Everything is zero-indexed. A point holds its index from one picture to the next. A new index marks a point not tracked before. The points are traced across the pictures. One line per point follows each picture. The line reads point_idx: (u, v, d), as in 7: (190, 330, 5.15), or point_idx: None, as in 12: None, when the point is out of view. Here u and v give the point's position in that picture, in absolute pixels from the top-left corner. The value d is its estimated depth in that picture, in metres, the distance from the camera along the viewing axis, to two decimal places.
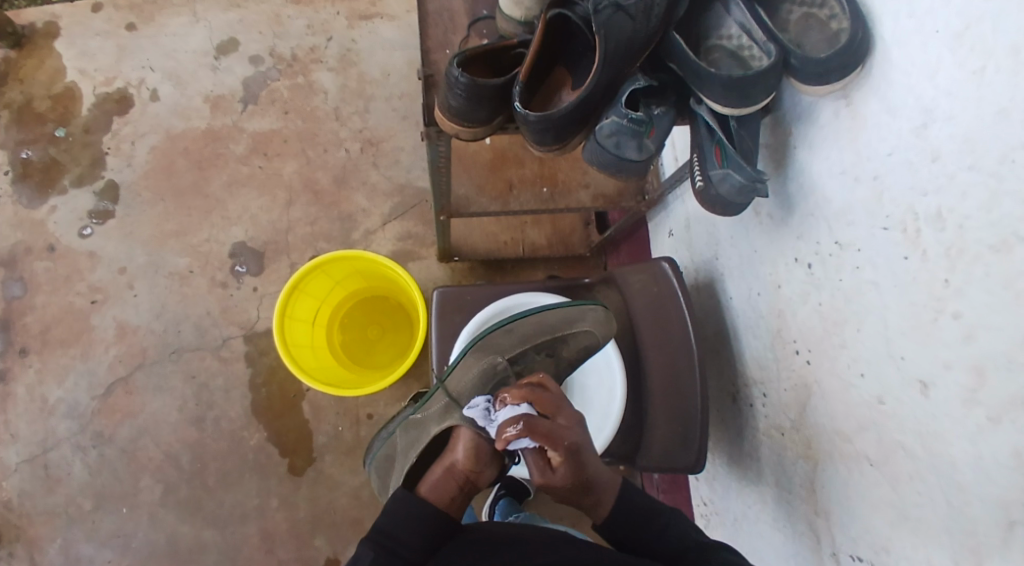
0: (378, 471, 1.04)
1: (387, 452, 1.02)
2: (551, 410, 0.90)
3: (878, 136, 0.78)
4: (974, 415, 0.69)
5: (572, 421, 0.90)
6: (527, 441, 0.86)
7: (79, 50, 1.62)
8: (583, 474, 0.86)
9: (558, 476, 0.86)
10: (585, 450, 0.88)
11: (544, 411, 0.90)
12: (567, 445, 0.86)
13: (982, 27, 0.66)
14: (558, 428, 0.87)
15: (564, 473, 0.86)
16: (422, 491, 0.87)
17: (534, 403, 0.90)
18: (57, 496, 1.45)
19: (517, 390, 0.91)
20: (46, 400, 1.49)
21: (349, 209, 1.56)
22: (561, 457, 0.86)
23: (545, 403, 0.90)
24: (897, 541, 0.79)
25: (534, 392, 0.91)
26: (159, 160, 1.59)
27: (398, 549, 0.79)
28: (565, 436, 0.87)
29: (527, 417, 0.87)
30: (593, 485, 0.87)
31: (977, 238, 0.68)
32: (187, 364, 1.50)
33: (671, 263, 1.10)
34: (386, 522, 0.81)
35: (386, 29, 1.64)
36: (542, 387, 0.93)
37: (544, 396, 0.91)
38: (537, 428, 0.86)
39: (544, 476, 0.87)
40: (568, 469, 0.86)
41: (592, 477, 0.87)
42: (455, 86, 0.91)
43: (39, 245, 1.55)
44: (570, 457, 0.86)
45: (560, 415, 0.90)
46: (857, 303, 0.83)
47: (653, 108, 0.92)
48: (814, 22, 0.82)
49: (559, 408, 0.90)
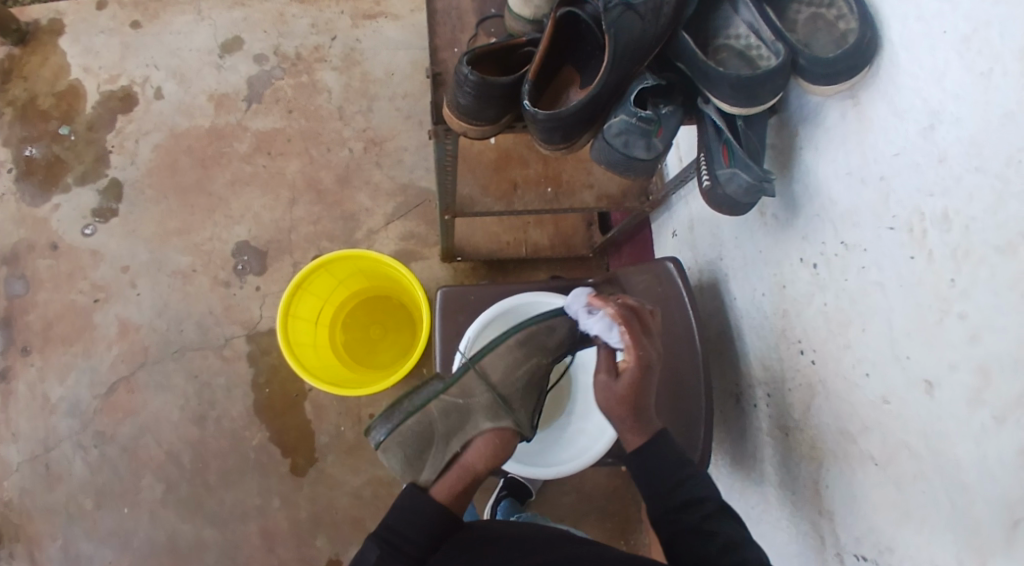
0: (398, 454, 0.90)
1: (414, 431, 0.90)
2: (648, 327, 0.92)
3: (884, 137, 0.78)
4: (979, 416, 0.69)
5: (657, 347, 0.92)
6: (615, 334, 0.90)
7: (84, 48, 1.62)
8: (638, 393, 0.88)
9: (619, 383, 0.88)
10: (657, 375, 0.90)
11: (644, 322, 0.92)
12: (647, 360, 0.89)
13: (990, 30, 0.67)
14: (647, 339, 0.90)
15: (626, 384, 0.88)
16: (436, 491, 0.85)
17: (640, 312, 0.92)
18: (57, 494, 1.45)
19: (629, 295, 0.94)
20: (48, 398, 1.49)
21: (351, 209, 1.56)
22: (632, 367, 0.88)
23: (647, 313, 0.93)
24: (900, 541, 0.79)
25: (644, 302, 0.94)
26: (162, 158, 1.59)
27: (404, 545, 0.80)
28: (649, 350, 0.90)
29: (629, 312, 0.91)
30: (641, 413, 0.88)
31: (983, 239, 0.68)
32: (189, 363, 1.50)
33: (676, 262, 1.11)
34: (393, 519, 0.82)
35: (390, 29, 1.64)
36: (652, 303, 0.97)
37: (648, 314, 0.93)
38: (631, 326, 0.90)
39: (605, 378, 0.89)
40: (631, 380, 0.88)
41: (644, 405, 0.88)
42: (464, 84, 0.91)
43: (42, 243, 1.55)
44: (639, 371, 0.88)
45: (653, 334, 0.92)
46: (862, 305, 0.83)
47: (660, 107, 0.92)
48: (822, 22, 0.82)
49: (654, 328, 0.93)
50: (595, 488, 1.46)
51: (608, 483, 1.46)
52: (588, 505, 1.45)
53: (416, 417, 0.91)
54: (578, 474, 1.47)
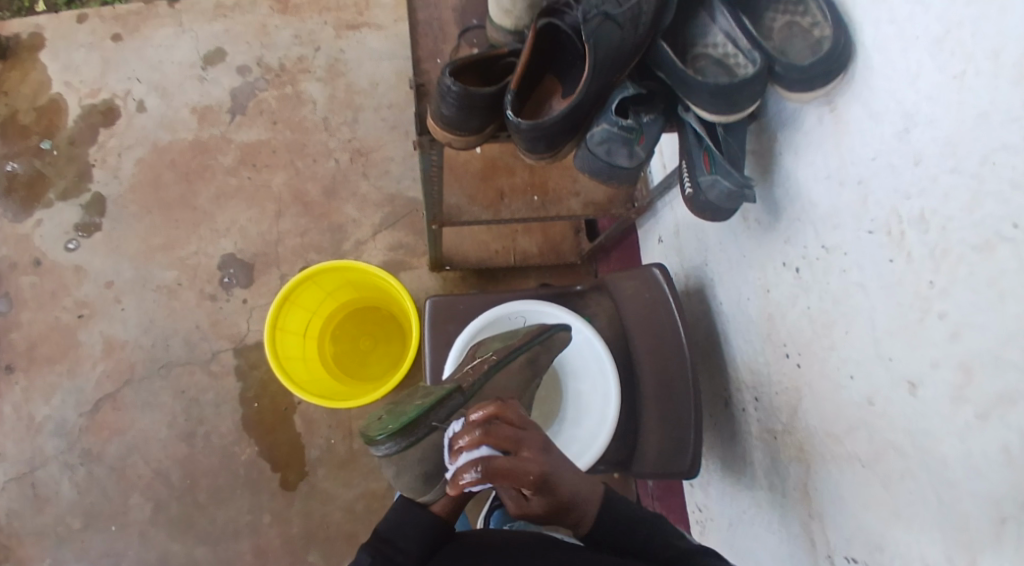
0: (416, 471, 0.86)
1: (437, 448, 0.87)
2: (513, 443, 0.78)
3: (861, 140, 0.78)
4: (963, 413, 0.69)
5: (540, 453, 0.78)
6: (489, 486, 0.76)
7: (65, 63, 1.61)
8: (557, 501, 0.79)
9: (535, 509, 0.78)
10: (558, 473, 0.79)
11: (506, 449, 0.77)
12: (536, 481, 0.77)
13: (961, 30, 0.67)
14: (523, 462, 0.77)
15: (539, 504, 0.80)
16: (437, 507, 0.83)
17: (496, 446, 0.77)
18: (45, 516, 1.43)
19: (469, 433, 0.78)
20: (33, 418, 1.47)
21: (339, 220, 1.55)
22: (533, 491, 0.78)
23: (504, 440, 0.77)
24: (891, 541, 0.79)
25: (492, 428, 0.78)
26: (145, 173, 1.57)
27: (396, 555, 0.78)
28: (532, 469, 0.77)
29: (484, 464, 0.76)
30: (570, 505, 0.81)
31: (961, 237, 0.68)
32: (176, 379, 1.48)
33: (661, 269, 1.11)
34: (387, 528, 0.80)
35: (374, 39, 1.63)
36: (500, 418, 0.79)
37: (506, 432, 0.78)
38: (499, 474, 0.76)
39: (518, 510, 0.79)
40: (543, 499, 0.79)
41: (569, 498, 0.80)
42: (447, 95, 0.91)
43: (24, 261, 1.53)
44: (540, 489, 0.78)
45: (524, 447, 0.78)
46: (845, 306, 0.83)
47: (642, 116, 0.92)
48: (797, 29, 0.82)
49: (522, 440, 0.78)
50: None
51: None
52: None
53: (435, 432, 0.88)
54: None
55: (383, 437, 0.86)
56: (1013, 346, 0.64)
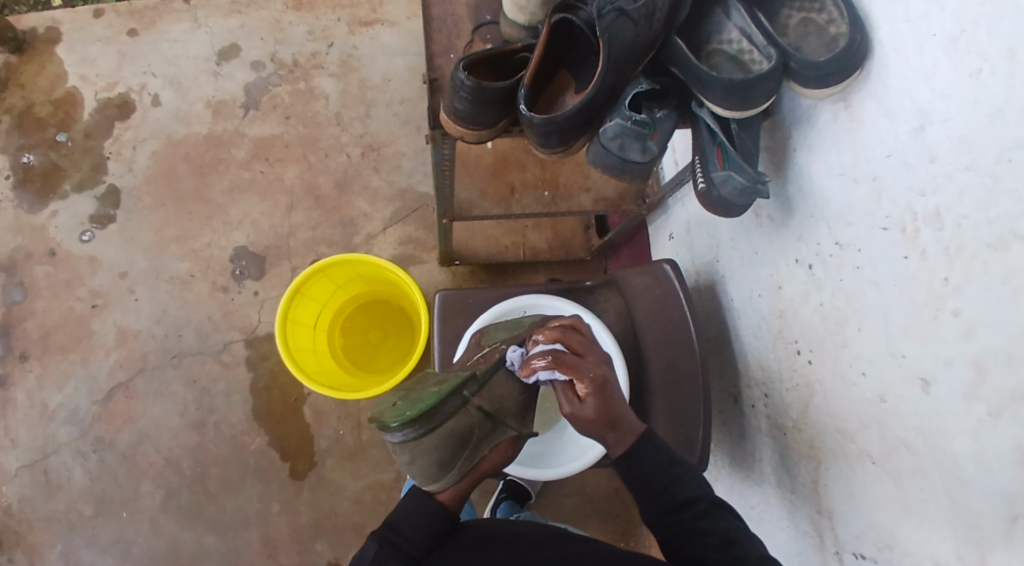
0: (431, 458, 0.83)
1: (451, 435, 0.85)
2: (585, 346, 0.86)
3: (876, 137, 0.79)
4: (975, 410, 0.70)
5: (604, 360, 0.86)
6: (554, 372, 0.85)
7: (81, 56, 1.62)
8: (607, 409, 0.84)
9: (586, 408, 0.83)
10: (615, 385, 0.85)
11: (576, 348, 0.86)
12: (596, 380, 0.84)
13: (978, 30, 0.68)
14: (587, 360, 0.85)
15: (591, 405, 0.83)
16: (443, 496, 0.84)
17: (567, 342, 0.86)
18: (57, 503, 1.44)
19: (550, 330, 0.88)
20: (46, 406, 1.48)
21: (350, 213, 1.57)
22: (590, 389, 0.83)
23: (575, 342, 0.86)
24: (901, 537, 0.80)
25: (568, 331, 0.88)
26: (159, 165, 1.59)
27: (404, 545, 0.79)
28: (593, 369, 0.84)
29: (556, 352, 0.85)
30: (619, 423, 0.84)
31: (975, 236, 0.69)
32: (188, 370, 1.50)
33: (672, 265, 1.12)
34: (397, 518, 0.81)
35: (387, 35, 1.65)
36: (576, 328, 0.89)
37: (579, 337, 0.87)
38: (564, 361, 0.84)
39: (572, 407, 0.84)
40: (596, 400, 0.83)
41: (620, 414, 0.84)
42: (462, 89, 0.92)
43: (39, 251, 1.55)
44: (597, 388, 0.84)
45: (592, 352, 0.86)
46: (858, 302, 0.84)
47: (655, 111, 0.94)
48: (812, 27, 0.84)
49: (591, 347, 0.86)
50: (596, 490, 1.46)
51: (608, 485, 1.47)
52: (589, 508, 1.45)
53: (449, 419, 0.86)
54: (578, 477, 1.47)
55: (398, 423, 0.83)
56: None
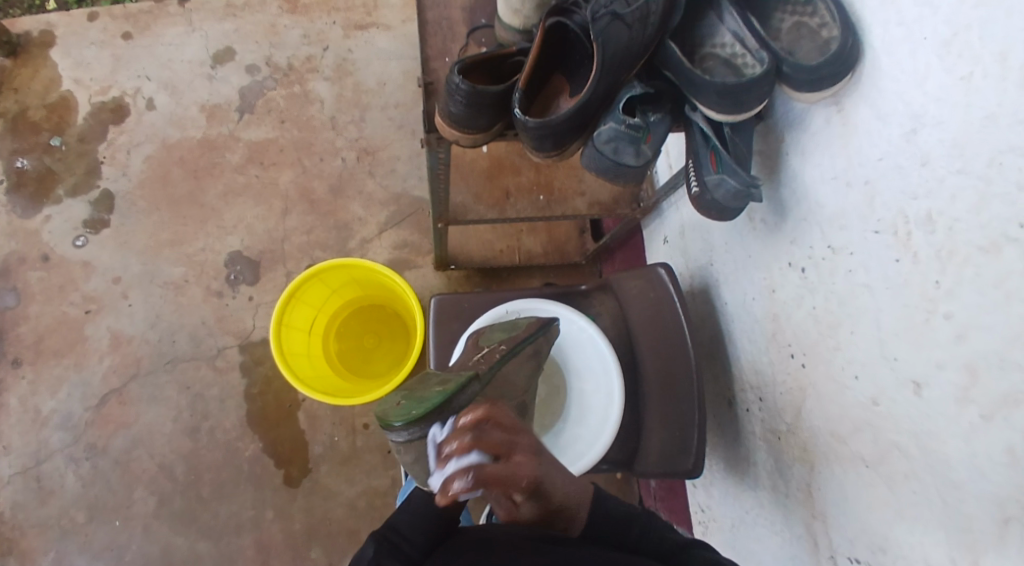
0: (431, 457, 0.87)
1: None
2: (508, 447, 0.77)
3: (869, 141, 0.79)
4: (968, 414, 0.70)
5: (532, 454, 0.78)
6: (480, 492, 0.75)
7: (75, 60, 1.62)
8: (546, 504, 0.80)
9: (524, 511, 0.79)
10: (548, 478, 0.79)
11: (498, 454, 0.76)
12: (528, 484, 0.77)
13: (970, 32, 0.67)
14: (515, 469, 0.76)
15: (528, 509, 0.79)
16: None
17: (486, 453, 0.75)
18: (49, 509, 1.44)
19: (461, 438, 0.76)
20: (39, 411, 1.47)
21: (345, 218, 1.56)
22: (524, 496, 0.78)
23: (496, 445, 0.76)
24: (894, 542, 0.79)
25: (482, 432, 0.77)
26: (154, 170, 1.58)
27: (402, 544, 0.81)
28: (523, 473, 0.77)
29: (477, 467, 0.75)
30: (557, 510, 0.81)
31: (967, 239, 0.69)
32: (182, 374, 1.49)
33: (667, 269, 1.12)
34: (397, 519, 0.83)
35: (382, 39, 1.65)
36: (490, 421, 0.78)
37: (498, 437, 0.77)
38: (490, 478, 0.75)
39: (507, 512, 0.79)
40: (532, 504, 0.79)
41: (559, 502, 0.81)
42: (456, 93, 0.92)
43: (33, 255, 1.54)
44: (531, 493, 0.78)
45: (517, 452, 0.77)
46: (851, 306, 0.84)
47: (649, 115, 0.92)
48: (804, 30, 0.83)
49: (514, 443, 0.78)
50: None
51: None
52: None
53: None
54: None
55: (404, 422, 0.85)
56: (1019, 347, 0.65)
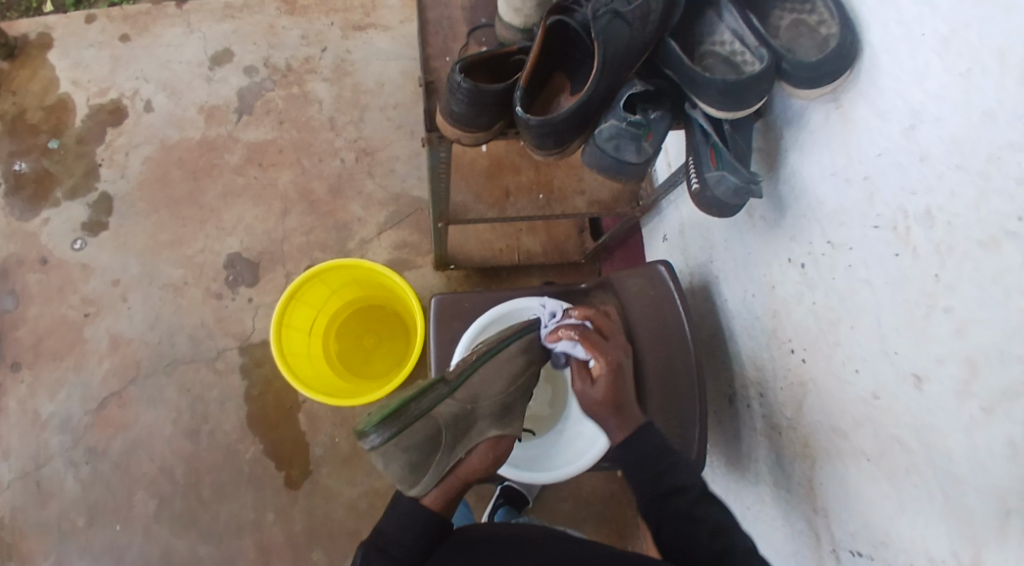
0: (400, 459, 0.86)
1: (421, 437, 0.88)
2: (609, 333, 1.00)
3: (868, 138, 0.79)
4: (968, 408, 0.70)
5: (620, 349, 1.00)
6: (578, 347, 0.97)
7: (74, 62, 1.62)
8: (615, 392, 0.94)
9: (596, 386, 0.94)
10: (625, 370, 0.98)
11: (601, 329, 1.00)
12: (610, 364, 0.96)
13: (968, 30, 0.68)
14: (607, 345, 0.98)
15: (601, 385, 0.94)
16: (427, 500, 0.84)
17: (595, 324, 1.00)
18: (49, 512, 1.43)
19: (582, 310, 1.01)
20: (38, 414, 1.47)
21: (344, 218, 1.56)
22: (603, 369, 0.95)
23: (604, 325, 1.01)
24: (896, 536, 0.80)
25: (597, 315, 1.02)
26: (153, 171, 1.58)
27: (390, 548, 0.80)
28: (610, 353, 0.97)
29: (585, 329, 0.98)
30: (623, 408, 0.93)
31: (966, 234, 0.69)
32: (181, 377, 1.49)
33: (667, 266, 1.13)
34: (385, 523, 0.82)
35: (381, 40, 1.65)
36: (604, 314, 1.03)
37: (605, 322, 1.02)
38: (589, 338, 0.97)
39: (581, 385, 0.95)
40: (605, 380, 0.94)
41: (623, 401, 0.94)
42: (458, 91, 0.92)
43: (32, 258, 1.54)
44: (609, 371, 0.95)
45: (612, 338, 1.00)
46: (851, 302, 0.84)
47: (649, 113, 0.93)
48: (804, 28, 0.84)
49: (613, 334, 1.01)
50: (593, 493, 1.45)
51: (606, 489, 1.45)
52: (586, 512, 1.44)
53: (420, 421, 0.89)
54: (574, 481, 1.46)
55: (370, 428, 0.87)
56: (1019, 341, 0.65)
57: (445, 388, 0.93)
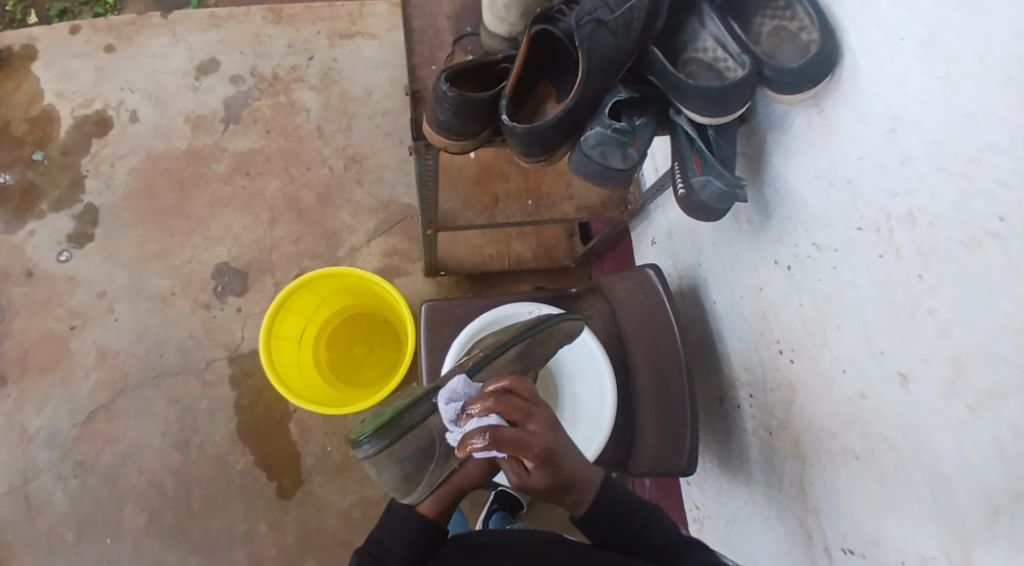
0: (394, 470, 0.88)
1: (412, 449, 0.88)
2: (525, 412, 0.79)
3: (851, 142, 0.81)
4: (955, 407, 0.71)
5: (545, 427, 0.79)
6: (494, 455, 0.76)
7: (58, 72, 1.61)
8: (558, 477, 0.79)
9: (535, 478, 0.79)
10: (561, 448, 0.79)
11: (513, 419, 0.79)
12: (542, 451, 0.78)
13: (947, 35, 0.69)
14: (529, 434, 0.78)
15: (540, 476, 0.79)
16: (423, 507, 0.83)
17: (504, 411, 0.79)
18: (38, 528, 1.41)
19: (482, 400, 0.80)
20: (25, 429, 1.45)
21: (333, 226, 1.56)
22: (534, 464, 0.78)
23: (514, 409, 0.79)
24: (887, 534, 0.81)
25: (502, 397, 0.80)
26: (139, 182, 1.57)
27: (387, 557, 0.79)
28: (537, 440, 0.78)
29: (492, 429, 0.76)
30: (572, 485, 0.81)
31: (948, 235, 0.70)
32: (170, 388, 1.47)
33: (656, 270, 1.13)
34: (381, 531, 0.81)
35: (368, 48, 1.65)
36: (512, 390, 0.81)
37: (514, 403, 0.80)
38: (505, 441, 0.76)
39: (519, 479, 0.79)
40: (543, 473, 0.78)
41: (570, 477, 0.80)
42: (444, 100, 0.92)
43: (17, 270, 1.52)
44: (541, 461, 0.78)
45: (531, 421, 0.79)
46: (837, 304, 0.85)
47: (635, 119, 0.95)
48: (786, 34, 0.85)
49: (530, 413, 0.79)
50: None
51: None
52: None
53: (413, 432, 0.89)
54: None
55: (366, 437, 0.87)
56: (1000, 341, 0.66)
57: None
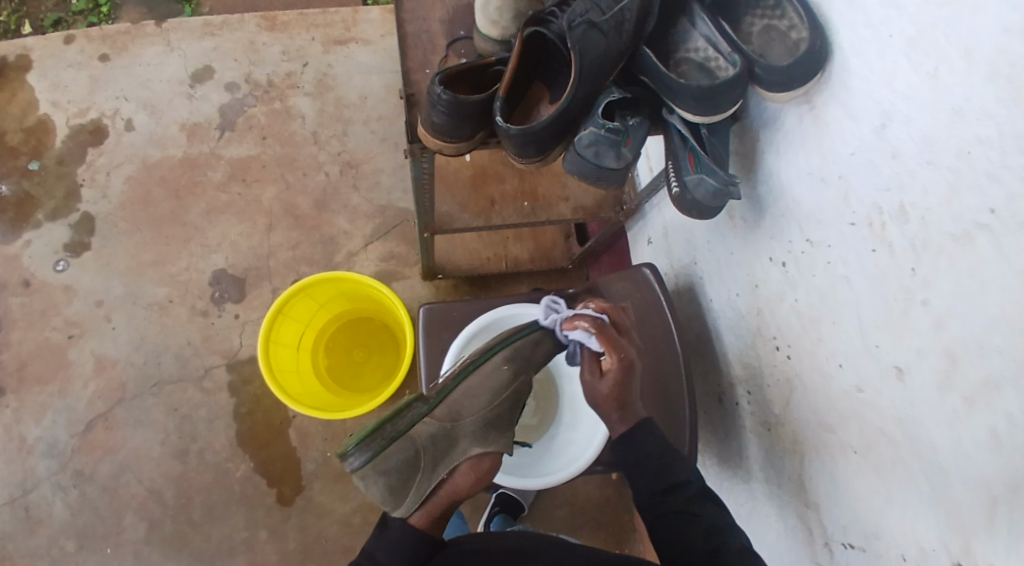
0: (381, 481, 0.84)
1: (400, 459, 0.86)
2: (624, 328, 0.94)
3: (842, 138, 0.81)
4: (951, 400, 0.71)
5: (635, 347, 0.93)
6: (593, 340, 0.90)
7: (53, 82, 1.61)
8: (623, 390, 0.89)
9: (605, 380, 0.89)
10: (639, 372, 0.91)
11: (617, 324, 0.93)
12: (627, 359, 0.90)
13: (935, 31, 0.70)
14: (624, 341, 0.92)
15: (610, 380, 0.88)
16: (413, 519, 0.84)
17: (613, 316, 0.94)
18: (38, 538, 1.41)
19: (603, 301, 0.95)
20: (24, 439, 1.45)
21: (330, 232, 1.56)
22: (614, 364, 0.89)
23: (619, 319, 0.94)
24: (887, 528, 0.81)
25: (617, 309, 0.95)
26: (135, 190, 1.57)
27: None
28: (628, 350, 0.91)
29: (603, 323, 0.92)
30: (626, 406, 0.89)
31: (941, 229, 0.71)
32: (168, 397, 1.47)
33: (652, 269, 1.14)
34: (374, 543, 0.81)
35: (362, 54, 1.66)
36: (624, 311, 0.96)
37: (621, 317, 0.95)
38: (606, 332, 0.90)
39: (591, 377, 0.90)
40: (616, 377, 0.88)
41: (630, 398, 0.89)
42: (438, 103, 0.92)
43: (14, 281, 1.52)
44: (620, 367, 0.89)
45: (627, 337, 0.93)
46: (832, 299, 0.85)
47: (628, 119, 0.94)
48: (775, 33, 0.86)
49: (629, 332, 0.94)
50: (588, 499, 1.45)
51: (600, 495, 1.46)
52: (581, 518, 1.44)
53: (399, 442, 0.87)
54: (569, 487, 1.46)
55: (352, 446, 0.86)
56: (994, 332, 0.67)
57: (425, 405, 0.91)
